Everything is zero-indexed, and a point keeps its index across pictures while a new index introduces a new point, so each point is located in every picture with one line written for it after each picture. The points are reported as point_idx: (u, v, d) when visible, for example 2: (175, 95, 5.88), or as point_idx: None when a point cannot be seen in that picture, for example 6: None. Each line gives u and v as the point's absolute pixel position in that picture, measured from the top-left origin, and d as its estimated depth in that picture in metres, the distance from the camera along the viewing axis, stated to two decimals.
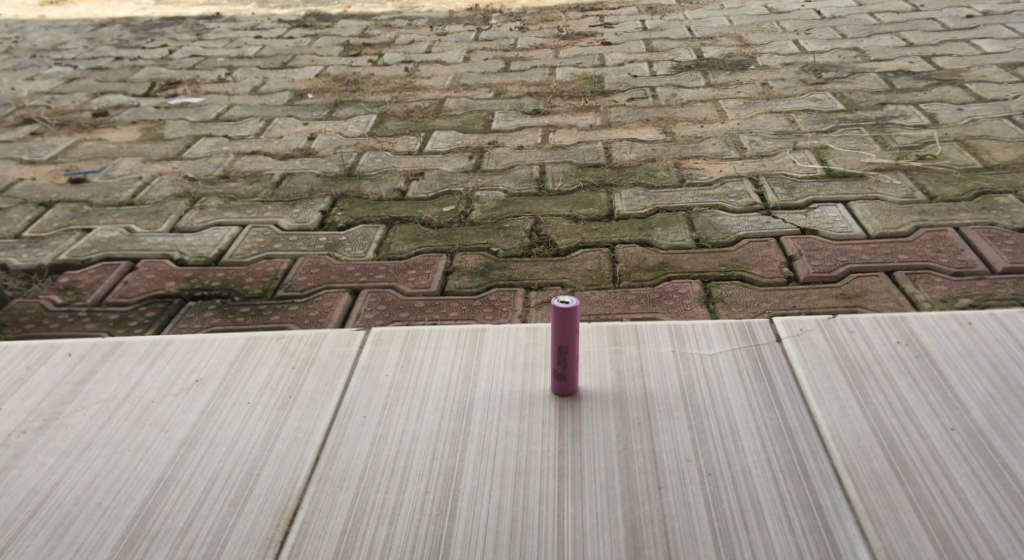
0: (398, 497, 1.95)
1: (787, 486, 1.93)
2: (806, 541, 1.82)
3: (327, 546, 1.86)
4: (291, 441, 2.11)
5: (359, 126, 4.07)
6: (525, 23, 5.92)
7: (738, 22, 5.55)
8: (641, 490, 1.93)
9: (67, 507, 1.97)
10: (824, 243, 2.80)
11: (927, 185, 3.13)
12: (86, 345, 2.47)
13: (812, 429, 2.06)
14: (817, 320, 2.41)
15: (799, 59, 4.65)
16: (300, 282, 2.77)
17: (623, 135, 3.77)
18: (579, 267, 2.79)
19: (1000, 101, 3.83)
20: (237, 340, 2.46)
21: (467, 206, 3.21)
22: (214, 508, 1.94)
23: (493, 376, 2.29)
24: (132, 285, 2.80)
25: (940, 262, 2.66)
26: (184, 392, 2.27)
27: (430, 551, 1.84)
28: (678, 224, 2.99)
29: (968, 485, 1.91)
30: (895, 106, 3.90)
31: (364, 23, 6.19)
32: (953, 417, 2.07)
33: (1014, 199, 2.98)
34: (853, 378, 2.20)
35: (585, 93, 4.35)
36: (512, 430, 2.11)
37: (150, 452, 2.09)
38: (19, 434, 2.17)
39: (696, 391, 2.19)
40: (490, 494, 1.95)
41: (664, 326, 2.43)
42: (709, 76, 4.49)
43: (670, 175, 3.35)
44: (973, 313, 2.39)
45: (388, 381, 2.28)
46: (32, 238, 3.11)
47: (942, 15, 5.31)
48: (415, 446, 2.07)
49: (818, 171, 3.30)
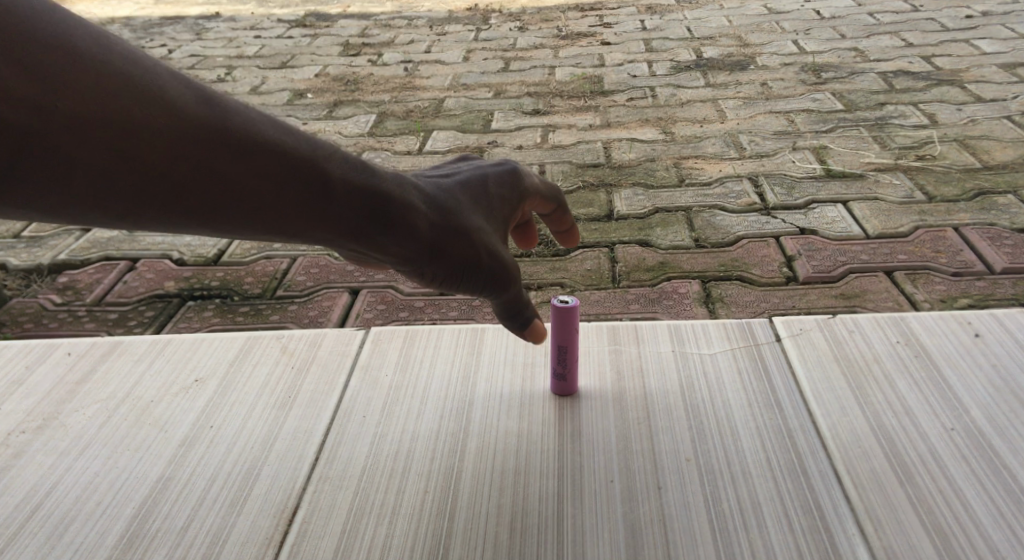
0: (397, 497, 1.95)
1: (787, 486, 1.93)
2: (806, 541, 1.82)
3: (328, 546, 1.86)
4: (292, 441, 2.11)
5: (359, 126, 4.07)
6: (524, 23, 5.91)
7: (737, 22, 5.55)
8: (641, 489, 1.94)
9: (65, 507, 1.97)
10: (824, 243, 2.81)
11: (927, 184, 3.13)
12: (86, 344, 2.46)
13: (812, 429, 2.06)
14: (817, 319, 2.41)
15: (798, 60, 4.65)
16: (300, 283, 2.77)
17: (623, 135, 3.77)
18: (581, 267, 2.79)
19: (999, 101, 3.83)
20: (237, 339, 2.46)
21: None
22: (213, 508, 1.94)
23: (493, 376, 2.29)
24: (132, 284, 2.80)
25: (940, 262, 2.66)
26: (183, 391, 2.27)
27: (431, 551, 1.84)
28: (678, 224, 2.99)
29: (967, 485, 1.91)
30: (893, 105, 3.90)
31: (363, 23, 6.19)
32: (953, 417, 2.07)
33: (1013, 198, 2.98)
34: (853, 378, 2.20)
35: (584, 93, 4.35)
36: (512, 430, 2.11)
37: (150, 451, 2.09)
38: (19, 433, 2.17)
39: (696, 391, 2.19)
40: (489, 494, 1.95)
41: (663, 326, 2.42)
42: (709, 76, 4.49)
43: (669, 176, 3.35)
44: (972, 313, 2.39)
45: (388, 381, 2.28)
46: (31, 238, 3.11)
47: (942, 14, 5.31)
48: (414, 446, 2.07)
49: (817, 171, 3.31)
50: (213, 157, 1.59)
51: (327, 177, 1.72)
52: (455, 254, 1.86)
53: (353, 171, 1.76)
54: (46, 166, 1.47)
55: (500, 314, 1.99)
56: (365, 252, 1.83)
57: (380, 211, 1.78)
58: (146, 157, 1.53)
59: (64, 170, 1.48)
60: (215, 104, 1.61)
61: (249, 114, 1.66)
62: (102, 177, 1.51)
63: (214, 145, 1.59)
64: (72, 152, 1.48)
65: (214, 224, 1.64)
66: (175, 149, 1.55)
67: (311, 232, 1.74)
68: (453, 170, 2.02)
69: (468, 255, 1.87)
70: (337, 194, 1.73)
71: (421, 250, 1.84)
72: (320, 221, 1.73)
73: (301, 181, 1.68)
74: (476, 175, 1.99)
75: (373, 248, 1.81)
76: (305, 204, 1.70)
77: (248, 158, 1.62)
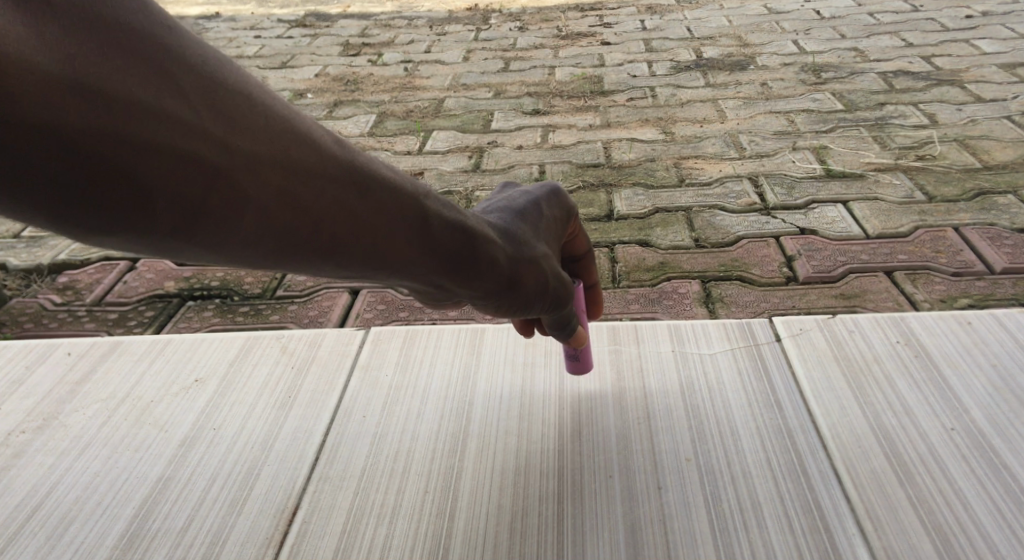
0: (397, 498, 1.95)
1: (787, 486, 1.93)
2: (806, 541, 1.82)
3: (327, 546, 1.86)
4: (292, 441, 2.11)
5: (359, 126, 4.07)
6: (524, 23, 5.91)
7: (737, 22, 5.55)
8: (641, 489, 1.94)
9: (65, 507, 1.97)
10: (823, 243, 2.81)
11: (927, 185, 3.13)
12: (86, 344, 2.46)
13: (812, 429, 2.06)
14: (817, 319, 2.41)
15: (798, 59, 4.65)
16: (299, 283, 2.77)
17: (623, 135, 3.78)
18: None
19: (999, 101, 3.83)
20: (236, 339, 2.46)
21: (466, 206, 3.22)
22: (213, 508, 1.94)
23: (493, 375, 2.29)
24: (132, 284, 2.80)
25: (939, 262, 2.67)
26: (183, 391, 2.27)
27: (430, 551, 1.84)
28: (678, 224, 2.99)
29: (968, 485, 1.91)
30: (893, 105, 3.90)
31: (363, 23, 6.18)
32: (953, 417, 2.07)
33: (1013, 198, 2.98)
34: (853, 378, 2.20)
35: (584, 93, 4.35)
36: (512, 430, 2.11)
37: (150, 451, 2.09)
38: (18, 433, 2.17)
39: (696, 391, 2.19)
40: (489, 494, 1.95)
41: (664, 326, 2.42)
42: (709, 76, 4.49)
43: (669, 176, 3.35)
44: (973, 313, 2.39)
45: (388, 381, 2.28)
46: (31, 238, 3.11)
47: (942, 14, 5.31)
48: (415, 447, 2.07)
49: (817, 171, 3.31)
50: (350, 193, 1.54)
51: (440, 214, 1.71)
52: (529, 287, 1.90)
53: (455, 210, 1.75)
54: (213, 198, 1.37)
55: (548, 323, 2.07)
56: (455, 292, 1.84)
57: (479, 252, 1.78)
58: (298, 191, 1.47)
59: (230, 201, 1.39)
60: (343, 146, 1.58)
61: (369, 155, 1.63)
62: (258, 212, 1.43)
63: (347, 182, 1.54)
64: (239, 182, 1.39)
65: (341, 260, 1.58)
66: (320, 185, 1.50)
67: (417, 271, 1.70)
68: (506, 198, 2.05)
69: (541, 284, 1.92)
70: (445, 230, 1.71)
71: (502, 284, 1.86)
72: (431, 257, 1.70)
73: (420, 220, 1.66)
74: (530, 201, 2.03)
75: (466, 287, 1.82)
76: (422, 240, 1.67)
77: (375, 198, 1.58)
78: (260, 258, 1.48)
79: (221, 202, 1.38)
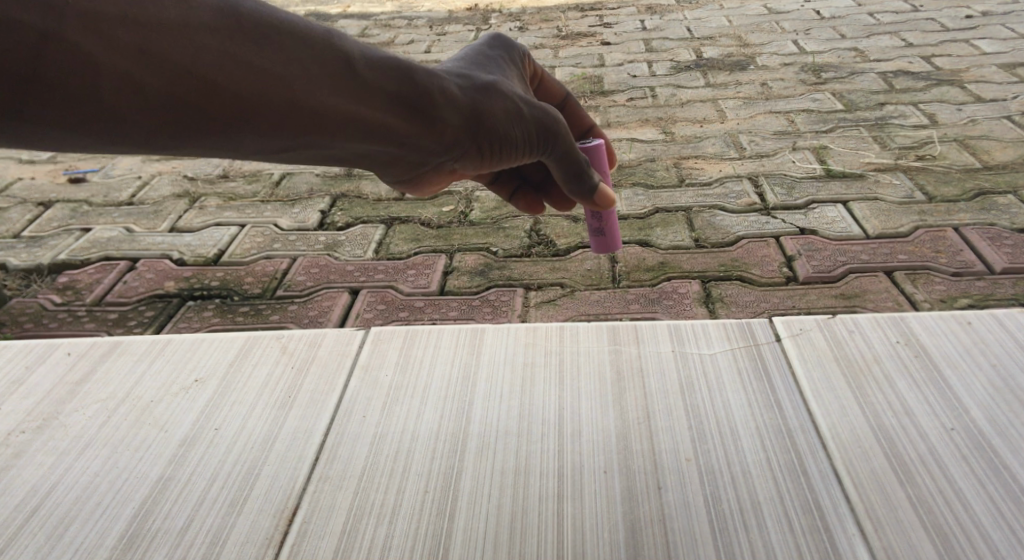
0: (397, 497, 1.95)
1: (787, 486, 1.93)
2: (806, 541, 1.82)
3: (327, 546, 1.86)
4: (292, 441, 2.11)
5: None
6: (525, 23, 5.91)
7: (738, 22, 5.55)
8: (641, 490, 1.94)
9: (66, 507, 1.97)
10: (823, 243, 2.81)
11: (927, 184, 3.13)
12: (86, 344, 2.46)
13: (812, 429, 2.06)
14: (817, 320, 2.41)
15: (798, 59, 4.65)
16: (300, 283, 2.77)
17: (623, 135, 3.78)
18: (580, 267, 2.79)
19: (999, 101, 3.83)
20: (236, 339, 2.46)
21: (467, 206, 3.22)
22: (213, 508, 1.95)
23: (493, 375, 2.29)
24: (132, 284, 2.80)
25: (939, 262, 2.67)
26: (183, 391, 2.27)
27: (430, 551, 1.84)
28: (678, 224, 2.99)
29: (968, 485, 1.91)
30: (893, 105, 3.90)
31: (363, 23, 6.18)
32: (953, 417, 2.07)
33: (1013, 198, 2.98)
34: (853, 378, 2.20)
35: (584, 93, 4.36)
36: (512, 430, 2.11)
37: (150, 451, 2.09)
38: (18, 433, 2.17)
39: (696, 391, 2.19)
40: (489, 494, 1.95)
41: (664, 326, 2.42)
42: (709, 76, 4.49)
43: (669, 175, 3.36)
44: (973, 313, 2.39)
45: (387, 381, 2.28)
46: (31, 238, 3.11)
47: (942, 14, 5.31)
48: (415, 446, 2.07)
49: (817, 171, 3.31)
50: (242, 44, 1.62)
51: (363, 58, 1.75)
52: (496, 124, 1.86)
53: (378, 54, 1.78)
54: (53, 62, 1.48)
55: (564, 179, 1.95)
56: (417, 144, 1.85)
57: (424, 91, 1.79)
58: (156, 43, 1.54)
59: (102, 73, 1.51)
60: None
61: (265, 4, 1.69)
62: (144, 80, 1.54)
63: (235, 32, 1.61)
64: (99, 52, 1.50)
65: (270, 118, 1.66)
66: (194, 39, 1.57)
67: (352, 121, 1.74)
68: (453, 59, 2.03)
69: (510, 123, 1.87)
70: (371, 71, 1.75)
71: (462, 125, 1.84)
72: (368, 104, 1.74)
73: (339, 64, 1.71)
74: (476, 51, 2.00)
75: (423, 134, 1.83)
76: (348, 89, 1.72)
77: (273, 44, 1.65)
78: (150, 129, 1.58)
79: (63, 67, 1.49)
